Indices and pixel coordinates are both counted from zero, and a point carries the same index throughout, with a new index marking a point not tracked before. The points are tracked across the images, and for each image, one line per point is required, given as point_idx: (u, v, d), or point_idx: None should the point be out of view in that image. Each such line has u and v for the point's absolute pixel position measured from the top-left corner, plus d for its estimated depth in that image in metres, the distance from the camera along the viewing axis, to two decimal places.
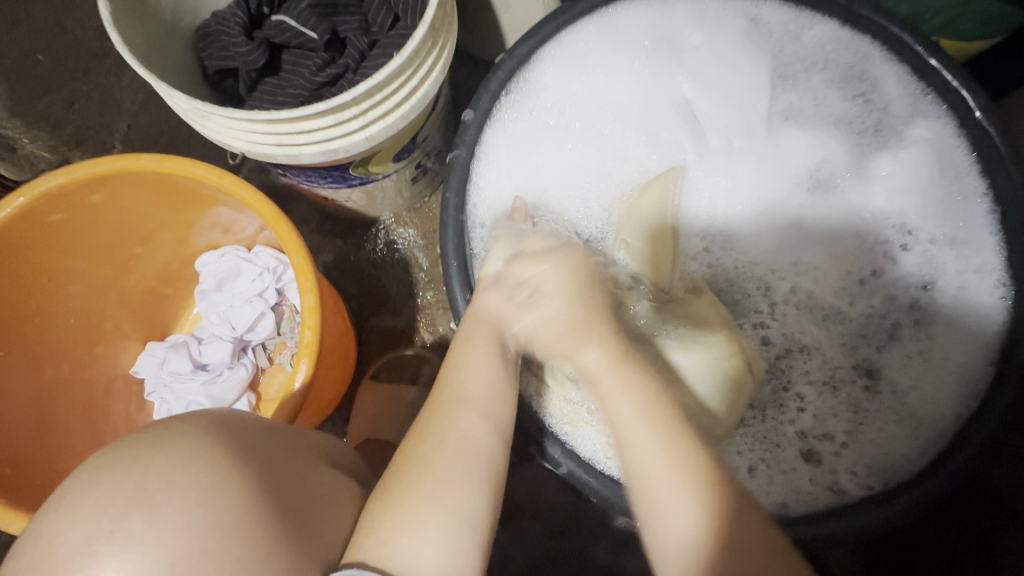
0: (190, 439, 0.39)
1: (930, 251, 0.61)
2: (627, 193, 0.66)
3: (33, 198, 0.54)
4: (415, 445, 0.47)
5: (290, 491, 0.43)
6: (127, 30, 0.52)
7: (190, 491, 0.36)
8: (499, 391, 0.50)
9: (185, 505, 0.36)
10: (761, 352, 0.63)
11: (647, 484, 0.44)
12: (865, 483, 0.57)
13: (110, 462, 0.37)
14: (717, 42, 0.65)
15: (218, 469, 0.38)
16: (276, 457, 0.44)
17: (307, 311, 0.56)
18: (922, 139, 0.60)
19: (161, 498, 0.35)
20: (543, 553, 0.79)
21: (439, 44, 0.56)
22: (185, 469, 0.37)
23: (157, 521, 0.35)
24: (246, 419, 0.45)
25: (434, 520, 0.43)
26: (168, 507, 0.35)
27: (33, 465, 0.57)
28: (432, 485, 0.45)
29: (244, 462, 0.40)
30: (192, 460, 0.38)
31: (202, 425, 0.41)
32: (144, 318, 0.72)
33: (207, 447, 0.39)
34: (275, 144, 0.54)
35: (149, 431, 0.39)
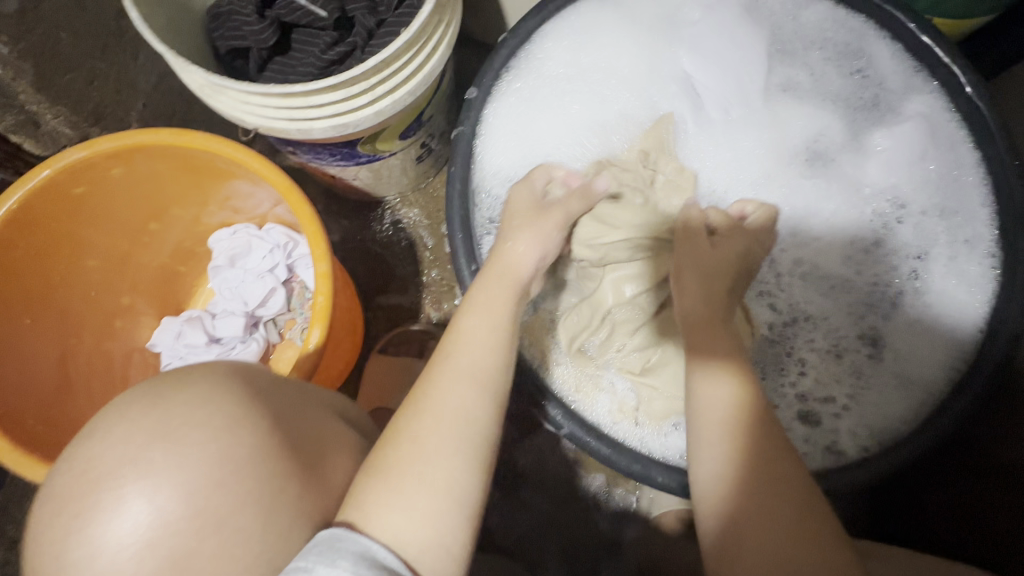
0: (209, 383, 0.39)
1: (923, 223, 0.63)
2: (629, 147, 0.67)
3: (58, 171, 0.56)
4: (406, 420, 0.46)
5: (302, 431, 0.43)
6: (146, 10, 0.55)
7: (207, 425, 0.37)
8: (494, 364, 0.49)
9: (204, 440, 0.36)
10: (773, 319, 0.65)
11: (697, 433, 0.50)
12: (861, 443, 0.60)
13: (133, 401, 0.38)
14: (719, 19, 0.68)
15: (236, 405, 0.39)
16: (296, 399, 0.45)
17: (319, 279, 0.58)
18: (918, 114, 0.63)
19: (181, 431, 0.36)
20: (546, 521, 0.81)
21: (445, 21, 0.58)
22: (208, 403, 0.38)
23: (178, 450, 0.36)
24: (259, 371, 0.45)
25: (423, 499, 0.41)
26: (185, 438, 0.36)
27: (59, 426, 0.60)
28: (420, 463, 0.43)
29: (262, 399, 0.41)
30: (213, 394, 0.39)
31: (220, 371, 0.41)
32: (158, 293, 0.74)
33: (230, 383, 0.40)
34: (287, 119, 0.56)
35: (171, 376, 0.40)
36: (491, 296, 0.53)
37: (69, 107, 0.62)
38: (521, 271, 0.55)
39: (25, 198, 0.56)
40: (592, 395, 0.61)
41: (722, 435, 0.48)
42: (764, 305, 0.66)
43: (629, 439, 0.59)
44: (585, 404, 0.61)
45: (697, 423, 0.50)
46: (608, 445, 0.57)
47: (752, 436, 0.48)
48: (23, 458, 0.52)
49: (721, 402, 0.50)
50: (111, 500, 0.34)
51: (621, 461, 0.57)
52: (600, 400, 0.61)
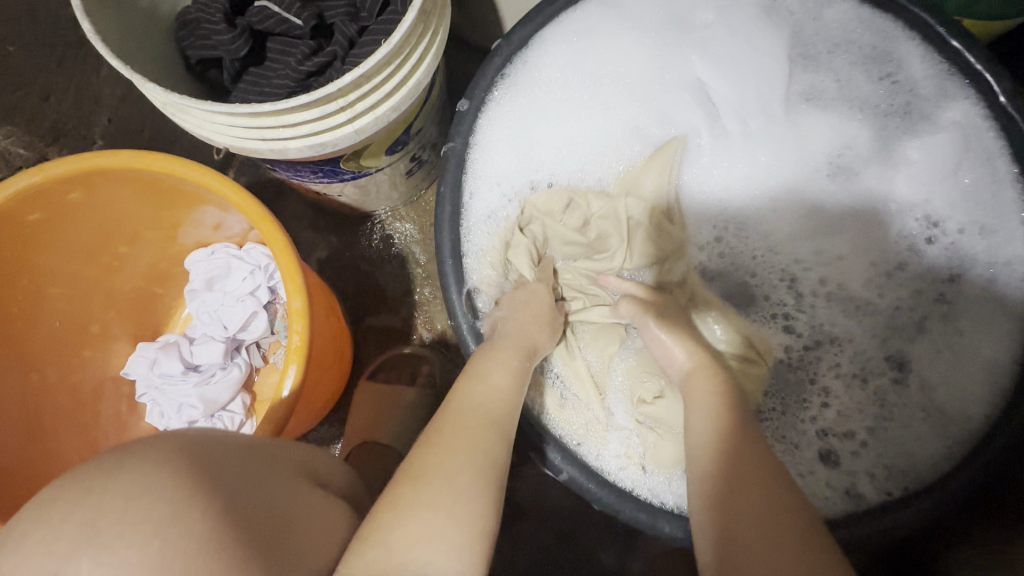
0: (152, 462, 0.33)
1: (958, 242, 0.57)
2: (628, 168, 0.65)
3: (8, 198, 0.51)
4: (420, 455, 0.44)
5: (265, 504, 0.37)
6: (101, 19, 0.49)
7: (144, 522, 0.30)
8: (503, 403, 0.49)
9: (140, 541, 0.29)
10: (789, 342, 0.61)
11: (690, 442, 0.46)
12: (885, 488, 0.54)
13: (52, 498, 0.31)
14: (732, 23, 0.62)
15: (180, 490, 0.32)
16: (253, 466, 0.39)
17: (295, 315, 0.53)
18: (953, 124, 0.56)
19: (109, 534, 0.29)
20: (546, 556, 0.77)
21: (431, 29, 0.53)
22: (144, 493, 0.31)
23: (107, 559, 0.28)
24: (214, 441, 0.39)
25: (450, 530, 0.40)
26: (115, 543, 0.29)
27: (19, 472, 0.55)
28: (444, 492, 0.41)
29: (211, 477, 0.35)
30: (152, 481, 0.32)
31: (165, 447, 0.35)
32: (132, 319, 0.70)
33: (172, 464, 0.33)
34: (259, 139, 0.51)
35: (103, 459, 0.33)
36: (501, 343, 0.53)
37: (19, 126, 0.57)
38: (527, 335, 0.55)
39: None
40: (598, 430, 0.57)
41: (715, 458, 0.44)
42: (777, 326, 0.62)
43: (636, 489, 0.54)
44: (592, 446, 0.56)
45: (693, 449, 0.46)
46: (611, 492, 0.52)
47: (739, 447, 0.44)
48: None
49: (706, 414, 0.47)
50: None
51: (625, 509, 0.52)
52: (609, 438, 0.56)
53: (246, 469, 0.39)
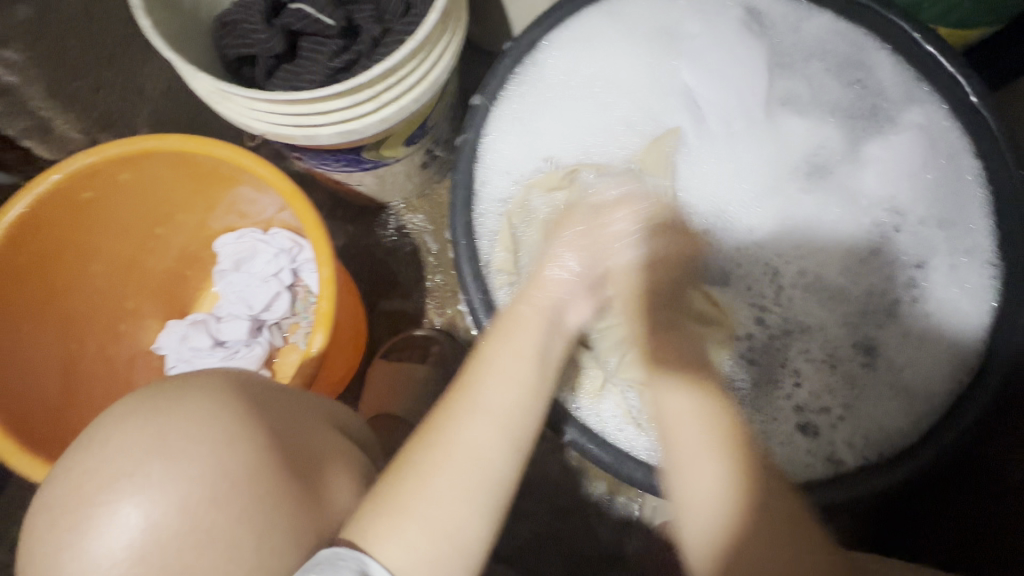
0: (212, 394, 0.40)
1: (921, 234, 0.62)
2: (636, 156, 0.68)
3: (68, 175, 0.57)
4: (420, 449, 0.45)
5: (297, 440, 0.43)
6: (155, 16, 0.56)
7: (202, 441, 0.37)
8: (517, 411, 0.47)
9: (201, 455, 0.37)
10: (756, 330, 0.64)
11: (679, 469, 0.46)
12: (861, 454, 0.59)
13: (134, 411, 0.38)
14: (723, 30, 0.68)
15: (232, 418, 0.39)
16: (295, 409, 0.45)
17: (324, 284, 0.59)
18: (915, 125, 0.63)
19: (174, 446, 0.36)
20: (546, 529, 0.81)
21: (449, 30, 0.59)
22: (202, 417, 0.38)
23: (172, 466, 0.36)
24: (264, 382, 0.45)
25: (421, 540, 0.41)
26: (180, 454, 0.36)
27: (63, 429, 0.60)
28: (425, 503, 0.42)
29: (260, 410, 0.41)
30: (209, 408, 0.39)
31: (223, 382, 0.41)
32: (164, 296, 0.75)
33: (227, 397, 0.40)
34: (294, 125, 0.56)
35: (173, 384, 0.40)
36: (518, 322, 0.50)
37: (76, 112, 0.66)
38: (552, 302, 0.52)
39: (31, 206, 0.57)
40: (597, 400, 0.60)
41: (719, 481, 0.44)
42: (752, 315, 0.64)
43: (631, 449, 0.59)
44: (590, 410, 0.60)
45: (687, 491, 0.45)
46: (608, 451, 0.57)
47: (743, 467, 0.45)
48: (30, 462, 0.53)
49: (687, 416, 0.47)
50: (102, 516, 0.34)
51: (622, 468, 0.56)
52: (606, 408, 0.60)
53: (288, 408, 0.45)
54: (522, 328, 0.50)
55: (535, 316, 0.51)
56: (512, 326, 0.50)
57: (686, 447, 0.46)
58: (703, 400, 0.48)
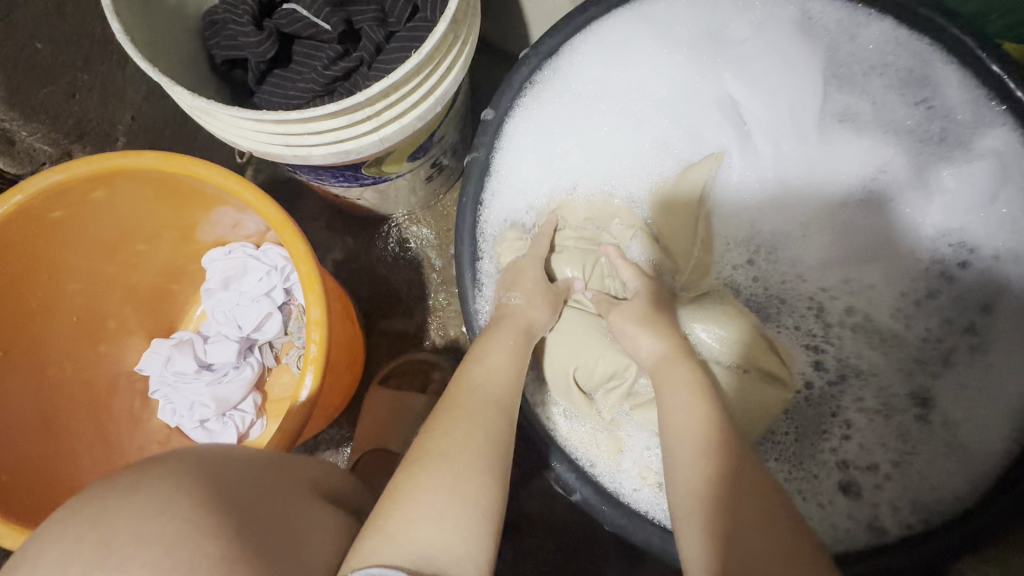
0: (167, 482, 0.32)
1: (992, 268, 0.56)
2: (657, 184, 0.63)
3: (31, 196, 0.51)
4: (426, 440, 0.44)
5: (278, 523, 0.36)
6: (128, 19, 0.49)
7: (156, 542, 0.29)
8: (514, 392, 0.49)
9: (152, 560, 0.28)
10: (815, 376, 0.59)
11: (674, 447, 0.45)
12: (905, 521, 0.53)
13: (72, 515, 0.30)
14: (766, 39, 0.61)
15: (196, 511, 0.31)
16: (270, 485, 0.39)
17: (313, 325, 0.53)
18: (991, 153, 0.55)
19: (120, 552, 0.28)
20: (551, 568, 0.77)
21: (460, 40, 0.52)
22: (158, 512, 0.30)
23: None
24: (227, 460, 0.38)
25: (452, 513, 0.39)
26: (127, 562, 0.28)
27: (33, 471, 0.55)
28: (452, 479, 0.41)
29: (228, 499, 0.34)
30: (172, 498, 0.31)
31: (183, 469, 0.34)
32: (149, 314, 0.70)
33: (188, 484, 0.33)
34: (284, 145, 0.50)
35: (119, 477, 0.32)
36: (501, 326, 0.53)
37: (45, 122, 0.55)
38: (534, 321, 0.54)
39: None
40: (622, 460, 0.55)
41: (693, 450, 0.44)
42: (807, 360, 0.60)
43: (652, 513, 0.53)
44: (608, 469, 0.55)
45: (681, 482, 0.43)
46: (621, 513, 0.52)
47: (726, 445, 0.43)
48: None
49: (689, 386, 0.48)
50: None
51: (638, 532, 0.52)
52: (632, 466, 0.55)
53: (263, 489, 0.38)
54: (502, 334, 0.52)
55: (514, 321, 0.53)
56: (500, 328, 0.52)
57: (683, 427, 0.45)
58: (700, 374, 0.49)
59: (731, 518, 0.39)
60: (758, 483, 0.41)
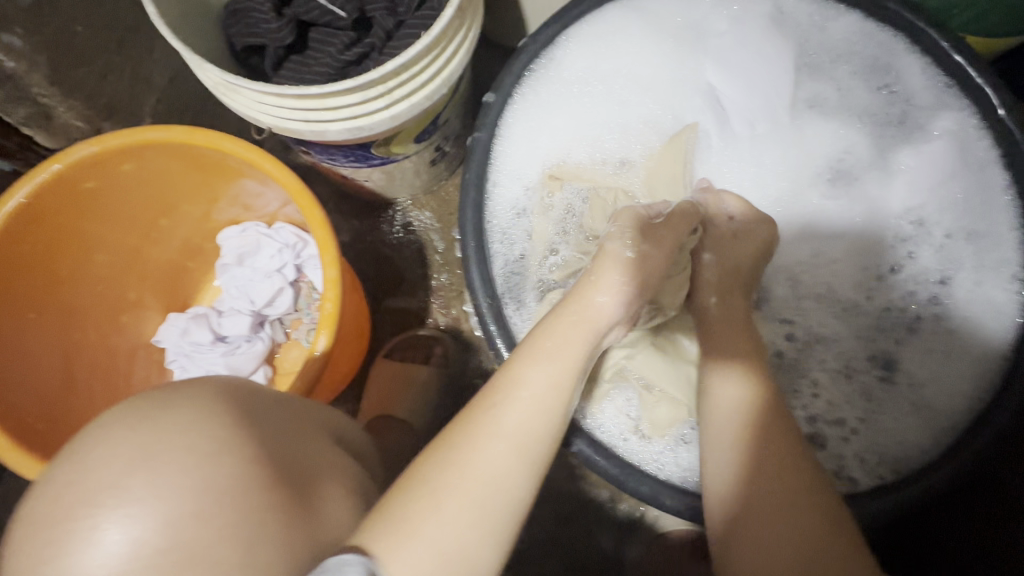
0: (196, 404, 0.40)
1: (947, 246, 0.60)
2: (646, 159, 0.66)
3: (68, 166, 0.56)
4: (462, 442, 0.44)
5: (294, 457, 0.43)
6: (161, 5, 0.54)
7: (189, 453, 0.37)
8: (548, 415, 0.46)
9: (183, 467, 0.36)
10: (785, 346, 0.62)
11: (712, 433, 0.51)
12: (878, 474, 0.57)
13: (116, 422, 0.38)
14: (746, 30, 0.65)
15: (218, 431, 0.39)
16: (289, 423, 0.46)
17: (329, 284, 0.58)
18: (946, 133, 0.60)
19: (160, 457, 0.36)
20: (546, 538, 0.80)
21: (466, 26, 0.57)
22: (191, 426, 0.38)
23: (158, 477, 0.35)
24: (251, 390, 0.45)
25: (428, 565, 0.39)
26: (166, 465, 0.36)
27: (62, 425, 0.59)
28: (435, 527, 0.40)
29: (246, 421, 0.41)
30: (195, 421, 0.38)
31: (210, 393, 0.41)
32: (166, 289, 0.74)
33: (213, 407, 0.40)
34: (302, 120, 0.55)
35: (158, 394, 0.40)
36: (557, 342, 0.48)
37: (81, 102, 0.61)
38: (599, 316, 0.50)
39: (32, 193, 0.55)
40: (606, 410, 0.59)
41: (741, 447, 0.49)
42: (781, 333, 0.63)
43: (643, 462, 0.57)
44: (595, 419, 0.58)
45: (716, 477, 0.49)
46: (616, 464, 0.55)
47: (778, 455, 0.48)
48: (26, 459, 0.52)
49: (734, 403, 0.51)
50: (83, 531, 0.33)
51: (631, 483, 0.55)
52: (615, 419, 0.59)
53: (279, 423, 0.45)
54: (563, 343, 0.48)
55: (588, 332, 0.49)
56: (548, 342, 0.48)
57: (723, 419, 0.50)
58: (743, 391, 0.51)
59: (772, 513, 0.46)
60: (803, 492, 0.46)
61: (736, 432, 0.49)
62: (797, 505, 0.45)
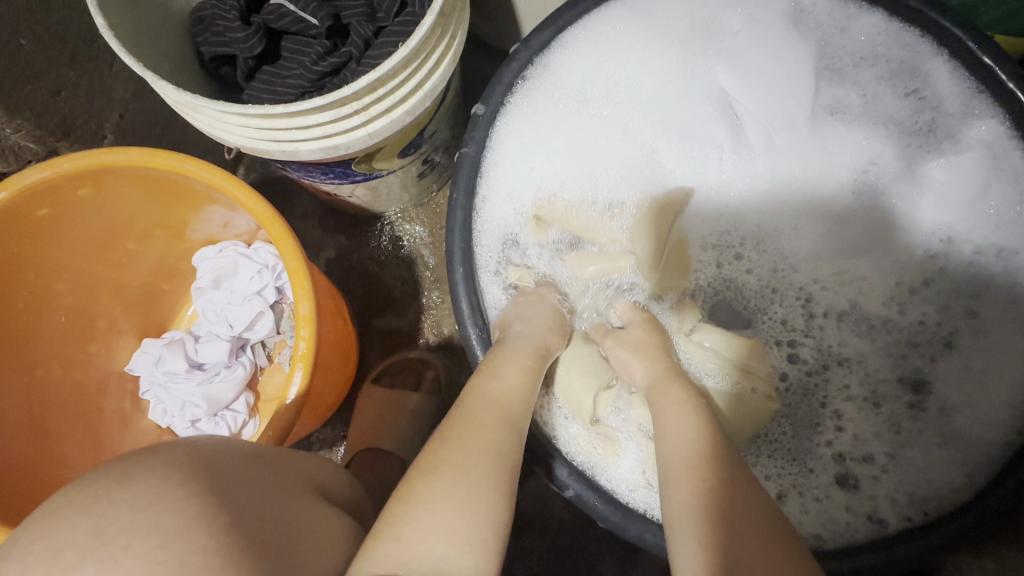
0: (163, 472, 0.35)
1: (980, 261, 0.55)
2: (642, 199, 0.61)
3: (16, 194, 0.51)
4: (461, 415, 0.46)
5: (278, 519, 0.38)
6: (117, 16, 0.49)
7: (152, 533, 0.32)
8: (520, 402, 0.48)
9: (146, 551, 0.31)
10: (788, 369, 0.58)
11: (667, 444, 0.46)
12: (904, 514, 0.52)
13: (67, 504, 0.33)
14: (758, 33, 0.60)
15: (190, 503, 0.34)
16: (267, 481, 0.41)
17: (301, 321, 0.53)
18: (978, 143, 0.54)
19: (118, 544, 0.31)
20: (546, 570, 0.76)
21: (449, 33, 0.52)
22: (152, 505, 0.33)
23: (114, 570, 0.30)
24: (221, 446, 0.41)
25: (462, 523, 0.39)
26: (125, 554, 0.31)
27: (26, 470, 0.55)
28: (463, 488, 0.41)
29: (219, 488, 0.36)
30: (161, 493, 0.33)
31: (175, 459, 0.36)
32: (139, 314, 0.69)
33: (180, 475, 0.35)
34: (270, 140, 0.50)
35: (121, 464, 0.35)
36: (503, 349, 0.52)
37: (32, 121, 0.55)
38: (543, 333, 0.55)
39: None
40: (619, 458, 0.54)
41: (690, 463, 0.43)
42: (781, 354, 0.59)
43: (650, 512, 0.52)
44: (605, 466, 0.54)
45: (678, 512, 0.41)
46: (616, 509, 0.51)
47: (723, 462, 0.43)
48: None
49: (683, 426, 0.46)
50: None
51: (631, 530, 0.50)
52: (628, 465, 0.54)
53: (259, 479, 0.41)
54: (518, 343, 0.52)
55: (529, 340, 0.53)
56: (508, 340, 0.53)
57: (680, 442, 0.45)
58: (687, 404, 0.48)
59: (735, 550, 0.38)
60: (755, 510, 0.40)
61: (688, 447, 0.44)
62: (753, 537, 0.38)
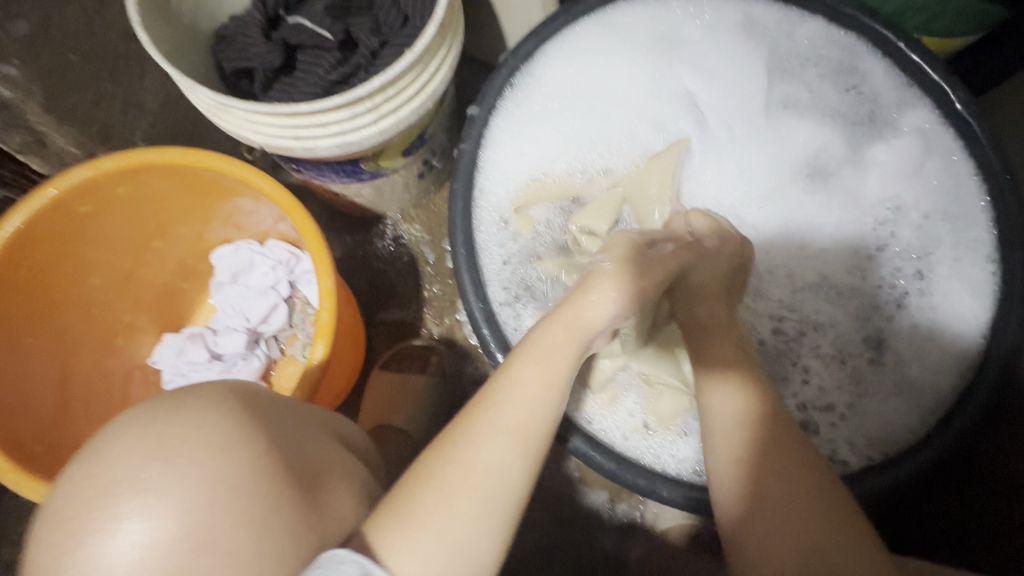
0: (209, 400, 0.41)
1: (925, 226, 0.62)
2: (634, 165, 0.68)
3: (64, 190, 0.57)
4: (463, 436, 0.46)
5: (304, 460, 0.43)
6: (152, 32, 0.57)
7: (203, 446, 0.38)
8: (537, 415, 0.48)
9: (198, 460, 0.37)
10: (770, 340, 0.63)
11: (716, 428, 0.49)
12: (867, 454, 0.58)
13: (131, 420, 0.39)
14: (715, 39, 0.68)
15: (232, 425, 0.40)
16: (294, 430, 0.45)
17: (324, 295, 0.59)
18: (915, 129, 0.63)
19: (174, 450, 0.37)
20: (548, 541, 0.80)
21: (448, 42, 0.60)
22: (202, 422, 0.39)
23: (171, 470, 0.36)
24: (257, 396, 0.46)
25: (437, 555, 0.41)
26: (178, 459, 0.37)
27: (62, 444, 0.60)
28: (444, 518, 0.42)
29: (257, 420, 0.42)
30: (208, 415, 0.40)
31: (219, 393, 0.42)
32: (159, 311, 0.74)
33: (225, 404, 0.41)
34: (292, 137, 0.56)
35: (175, 395, 0.41)
36: (544, 343, 0.50)
37: (74, 128, 0.71)
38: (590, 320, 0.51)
39: (28, 218, 0.57)
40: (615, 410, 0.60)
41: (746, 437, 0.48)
42: (769, 326, 0.64)
43: (644, 456, 0.58)
44: (602, 420, 0.60)
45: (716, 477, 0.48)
46: (610, 459, 0.56)
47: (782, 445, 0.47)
48: (24, 478, 0.52)
49: (731, 411, 0.49)
50: (102, 521, 0.35)
51: (627, 477, 0.56)
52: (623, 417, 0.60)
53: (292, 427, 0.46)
54: (554, 350, 0.50)
55: (576, 340, 0.51)
56: (538, 346, 0.50)
57: (725, 414, 0.49)
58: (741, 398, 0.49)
59: (772, 498, 0.45)
60: (789, 468, 0.46)
61: (738, 438, 0.48)
62: (799, 506, 0.44)
